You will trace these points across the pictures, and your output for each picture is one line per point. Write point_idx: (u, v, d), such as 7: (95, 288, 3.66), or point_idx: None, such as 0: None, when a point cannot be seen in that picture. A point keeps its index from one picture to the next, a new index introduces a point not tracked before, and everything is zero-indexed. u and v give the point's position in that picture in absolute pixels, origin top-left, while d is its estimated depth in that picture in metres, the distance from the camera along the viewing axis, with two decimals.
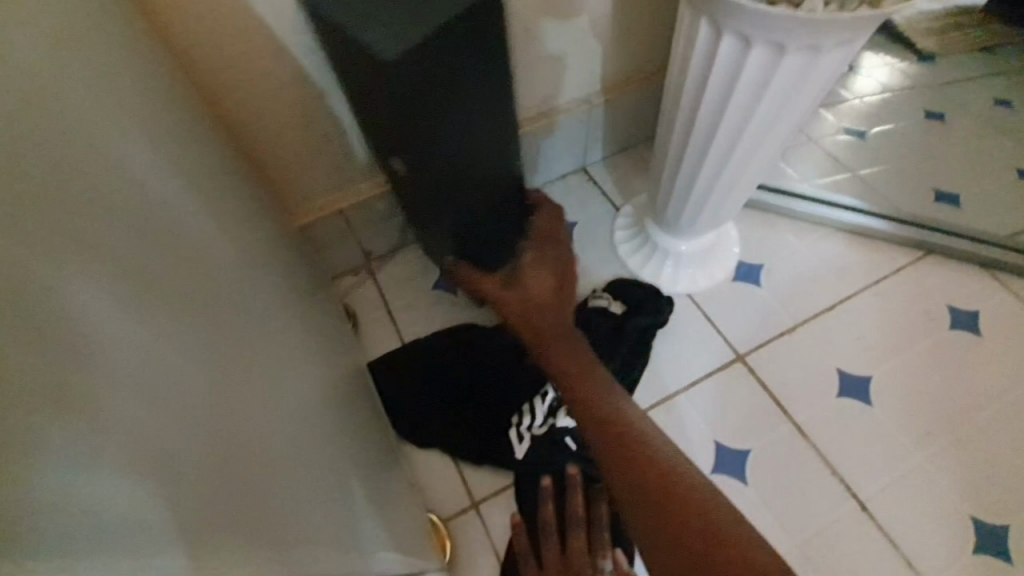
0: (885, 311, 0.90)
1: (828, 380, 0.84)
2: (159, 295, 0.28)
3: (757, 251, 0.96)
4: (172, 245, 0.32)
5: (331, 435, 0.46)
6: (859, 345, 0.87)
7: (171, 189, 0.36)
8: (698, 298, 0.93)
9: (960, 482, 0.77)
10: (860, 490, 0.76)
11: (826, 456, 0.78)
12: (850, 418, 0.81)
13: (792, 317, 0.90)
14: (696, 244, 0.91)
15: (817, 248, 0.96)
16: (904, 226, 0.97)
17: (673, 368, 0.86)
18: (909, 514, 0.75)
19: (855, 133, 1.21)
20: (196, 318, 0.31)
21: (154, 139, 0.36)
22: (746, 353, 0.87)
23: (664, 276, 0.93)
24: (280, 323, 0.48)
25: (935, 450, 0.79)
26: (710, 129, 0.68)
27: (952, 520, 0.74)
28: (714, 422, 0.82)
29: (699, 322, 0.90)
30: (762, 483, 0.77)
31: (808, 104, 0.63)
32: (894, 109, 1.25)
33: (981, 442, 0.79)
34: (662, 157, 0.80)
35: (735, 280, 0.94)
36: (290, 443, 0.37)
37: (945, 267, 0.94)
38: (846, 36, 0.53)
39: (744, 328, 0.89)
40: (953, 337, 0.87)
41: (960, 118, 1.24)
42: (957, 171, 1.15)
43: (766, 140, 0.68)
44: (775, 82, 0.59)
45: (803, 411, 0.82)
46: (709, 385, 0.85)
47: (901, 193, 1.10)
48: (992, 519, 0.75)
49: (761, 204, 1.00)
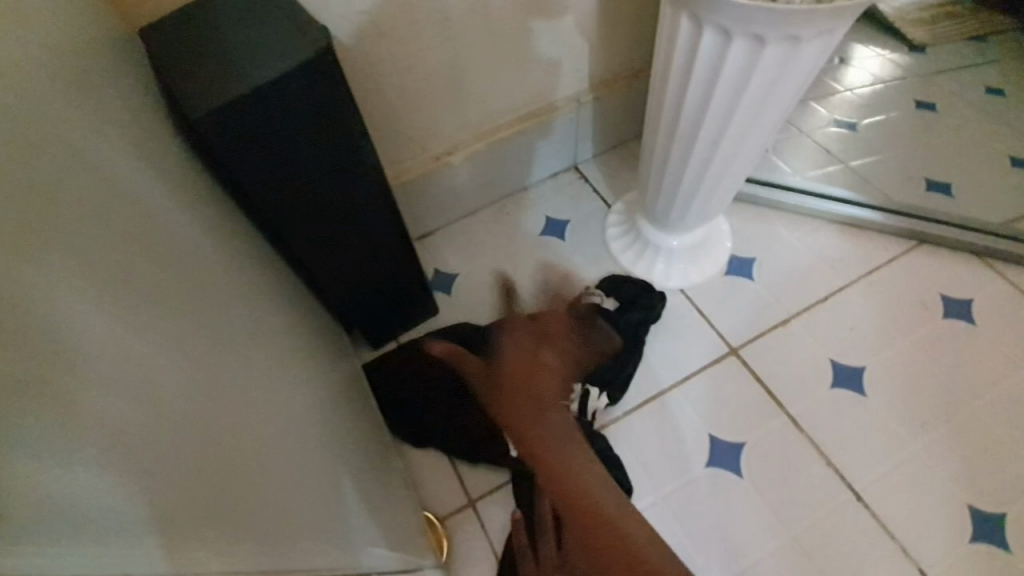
0: (878, 301, 0.90)
1: (822, 371, 0.84)
2: (143, 292, 0.29)
3: (750, 244, 0.97)
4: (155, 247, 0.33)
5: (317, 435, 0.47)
6: (853, 335, 0.87)
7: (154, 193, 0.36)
8: (690, 292, 0.93)
9: (955, 471, 0.77)
10: (855, 480, 0.76)
11: (820, 446, 0.79)
12: (844, 409, 0.81)
13: (785, 309, 0.90)
14: (687, 239, 0.92)
15: (810, 240, 0.96)
16: (896, 216, 0.97)
17: (668, 363, 0.87)
18: (904, 503, 0.75)
19: (847, 125, 1.21)
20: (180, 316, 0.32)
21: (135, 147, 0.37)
22: (740, 346, 0.87)
23: (656, 272, 0.94)
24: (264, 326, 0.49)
25: (930, 439, 0.79)
26: (695, 123, 0.68)
27: (948, 508, 0.74)
28: (709, 416, 0.82)
29: (693, 317, 0.90)
30: (756, 475, 0.77)
31: (792, 95, 0.64)
32: (885, 100, 1.25)
33: (976, 430, 0.79)
34: (650, 151, 0.81)
35: (727, 274, 0.94)
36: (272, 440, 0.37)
37: (938, 257, 0.94)
38: (824, 27, 0.53)
39: (737, 321, 0.89)
40: (946, 326, 0.87)
41: (951, 108, 1.24)
42: (949, 160, 1.15)
43: (752, 134, 0.68)
44: (756, 75, 0.59)
45: (797, 402, 0.82)
46: (703, 378, 0.85)
47: (893, 183, 1.10)
48: (989, 506, 0.75)
49: (753, 197, 1.00)
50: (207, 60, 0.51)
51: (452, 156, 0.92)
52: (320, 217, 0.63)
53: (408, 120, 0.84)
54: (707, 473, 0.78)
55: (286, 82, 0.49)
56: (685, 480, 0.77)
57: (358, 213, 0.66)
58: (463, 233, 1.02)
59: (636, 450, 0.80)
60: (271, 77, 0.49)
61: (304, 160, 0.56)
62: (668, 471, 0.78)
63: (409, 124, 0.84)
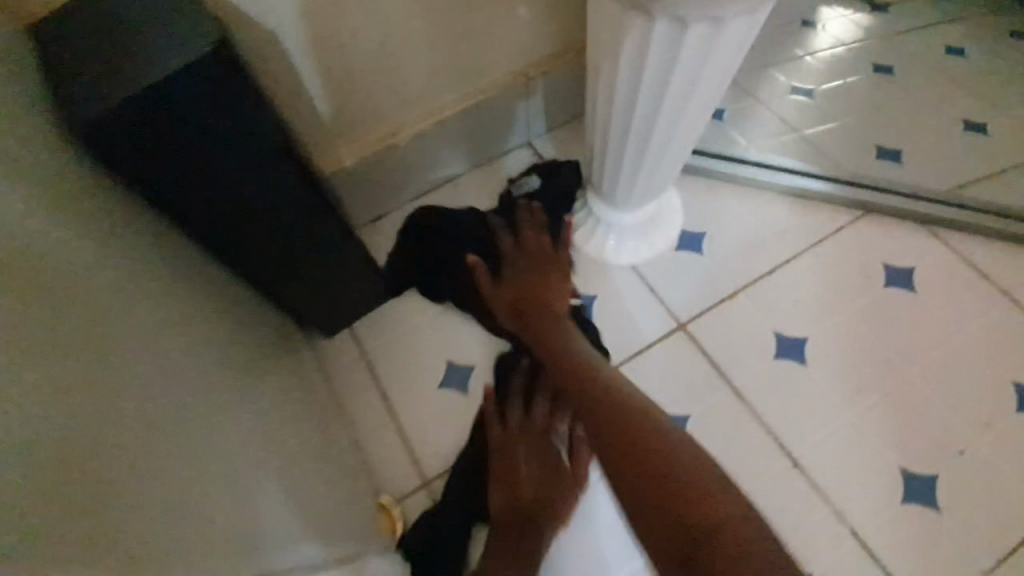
0: (823, 272, 0.91)
1: (766, 344, 0.86)
2: None
3: (700, 218, 0.97)
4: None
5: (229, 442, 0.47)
6: (797, 307, 0.89)
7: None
8: (641, 269, 0.94)
9: (890, 435, 0.80)
10: (792, 448, 0.79)
11: (761, 416, 0.81)
12: (784, 379, 0.83)
13: (732, 283, 0.91)
14: (636, 216, 0.92)
15: (760, 213, 0.97)
16: (844, 186, 0.98)
17: (616, 341, 0.88)
18: (838, 468, 0.78)
19: (805, 92, 1.20)
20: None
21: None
22: (687, 321, 0.89)
23: (607, 249, 0.94)
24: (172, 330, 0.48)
25: (867, 405, 0.82)
26: (630, 100, 0.68)
27: (883, 472, 0.78)
28: (656, 391, 0.84)
29: (642, 294, 0.92)
30: (699, 447, 0.80)
31: (721, 72, 0.63)
32: (845, 65, 1.24)
33: (912, 396, 0.82)
34: (593, 127, 0.80)
35: (678, 249, 0.95)
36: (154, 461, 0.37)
37: (882, 226, 0.95)
38: (745, 6, 0.52)
39: (685, 296, 0.91)
40: (888, 294, 0.89)
41: (908, 72, 1.23)
42: (903, 127, 1.15)
43: (684, 110, 0.68)
44: (682, 55, 0.59)
45: (740, 374, 0.84)
46: (650, 355, 0.87)
47: (846, 151, 1.10)
48: (921, 468, 0.78)
49: (704, 171, 1.00)
50: (104, 53, 0.49)
51: (395, 138, 0.90)
52: (240, 211, 0.62)
53: (344, 102, 0.82)
54: None
55: (187, 72, 0.48)
56: None
57: (278, 205, 0.65)
58: None
59: None
60: (166, 73, 0.47)
61: (218, 153, 0.55)
62: None
63: (345, 107, 0.82)
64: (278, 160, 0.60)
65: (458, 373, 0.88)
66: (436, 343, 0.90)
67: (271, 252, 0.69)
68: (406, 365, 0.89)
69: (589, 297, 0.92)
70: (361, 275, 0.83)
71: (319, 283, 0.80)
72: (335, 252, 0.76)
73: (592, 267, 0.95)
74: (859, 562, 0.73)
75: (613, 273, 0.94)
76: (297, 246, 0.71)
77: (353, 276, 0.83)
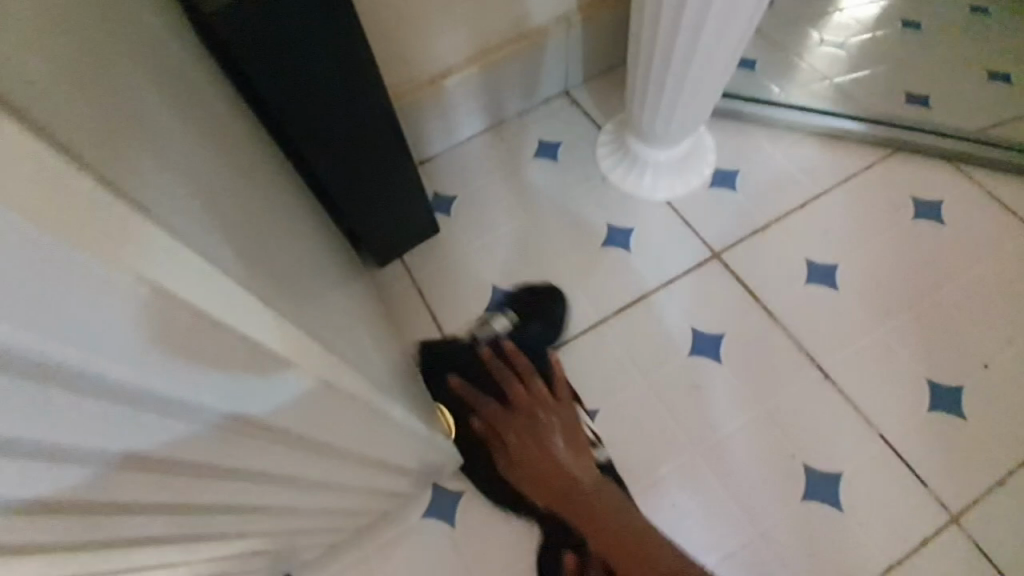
0: (853, 206, 0.95)
1: (798, 270, 0.90)
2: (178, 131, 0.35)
3: (733, 158, 1.01)
4: (174, 105, 0.37)
5: (329, 303, 0.53)
6: (828, 237, 0.93)
7: (165, 72, 0.40)
8: (677, 204, 0.98)
9: (918, 351, 0.84)
10: (824, 363, 0.84)
11: (794, 334, 0.86)
12: (816, 302, 0.88)
13: (765, 215, 0.96)
14: (673, 152, 0.96)
15: (791, 152, 1.01)
16: (874, 126, 1.01)
17: (653, 268, 0.93)
18: (868, 380, 0.82)
19: (834, 45, 1.23)
20: (197, 157, 0.37)
21: (150, 30, 0.42)
22: (722, 250, 0.93)
23: (644, 186, 0.99)
24: (279, 207, 0.54)
25: (896, 325, 0.86)
26: (673, 25, 0.73)
27: (912, 384, 0.82)
28: (693, 312, 0.89)
29: (678, 226, 0.96)
30: (734, 361, 0.85)
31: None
32: (874, 19, 1.26)
33: (941, 316, 0.86)
34: (635, 60, 0.85)
35: (712, 185, 0.99)
36: (288, 285, 0.43)
37: (911, 163, 0.99)
38: None
39: (720, 228, 0.95)
40: (917, 225, 0.93)
41: (937, 24, 1.25)
42: (932, 76, 1.17)
43: (726, 36, 0.73)
44: None
45: (773, 297, 0.89)
46: (687, 280, 0.92)
47: (875, 99, 1.14)
48: (948, 382, 0.82)
49: (737, 113, 1.04)
50: None
51: (445, 79, 0.96)
52: (318, 126, 0.68)
53: (403, 41, 0.88)
54: (689, 361, 0.85)
55: None
56: (670, 368, 0.85)
57: (349, 125, 0.71)
58: (460, 159, 1.07)
59: (623, 343, 0.88)
60: None
61: (308, 63, 0.61)
62: (654, 361, 0.86)
63: (404, 45, 0.88)
64: (357, 78, 0.66)
65: (504, 298, 0.94)
66: (484, 272, 0.96)
67: (343, 169, 0.76)
68: (455, 293, 0.95)
69: (627, 229, 0.97)
70: (416, 203, 0.89)
71: (377, 211, 0.86)
72: (394, 176, 0.82)
73: (629, 203, 1.00)
74: (888, 465, 0.78)
75: (650, 208, 0.99)
76: (364, 166, 0.77)
77: (409, 204, 0.89)
